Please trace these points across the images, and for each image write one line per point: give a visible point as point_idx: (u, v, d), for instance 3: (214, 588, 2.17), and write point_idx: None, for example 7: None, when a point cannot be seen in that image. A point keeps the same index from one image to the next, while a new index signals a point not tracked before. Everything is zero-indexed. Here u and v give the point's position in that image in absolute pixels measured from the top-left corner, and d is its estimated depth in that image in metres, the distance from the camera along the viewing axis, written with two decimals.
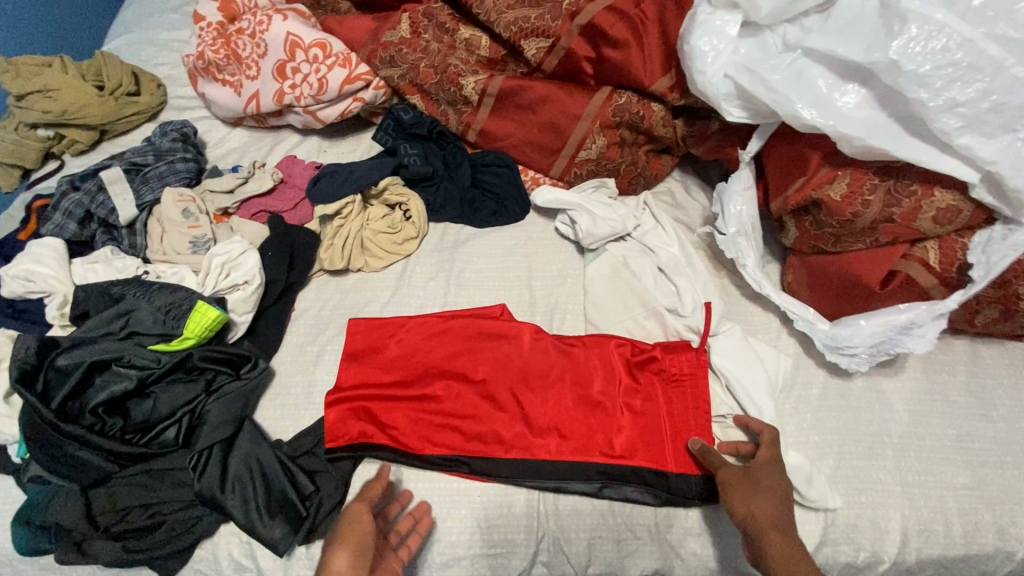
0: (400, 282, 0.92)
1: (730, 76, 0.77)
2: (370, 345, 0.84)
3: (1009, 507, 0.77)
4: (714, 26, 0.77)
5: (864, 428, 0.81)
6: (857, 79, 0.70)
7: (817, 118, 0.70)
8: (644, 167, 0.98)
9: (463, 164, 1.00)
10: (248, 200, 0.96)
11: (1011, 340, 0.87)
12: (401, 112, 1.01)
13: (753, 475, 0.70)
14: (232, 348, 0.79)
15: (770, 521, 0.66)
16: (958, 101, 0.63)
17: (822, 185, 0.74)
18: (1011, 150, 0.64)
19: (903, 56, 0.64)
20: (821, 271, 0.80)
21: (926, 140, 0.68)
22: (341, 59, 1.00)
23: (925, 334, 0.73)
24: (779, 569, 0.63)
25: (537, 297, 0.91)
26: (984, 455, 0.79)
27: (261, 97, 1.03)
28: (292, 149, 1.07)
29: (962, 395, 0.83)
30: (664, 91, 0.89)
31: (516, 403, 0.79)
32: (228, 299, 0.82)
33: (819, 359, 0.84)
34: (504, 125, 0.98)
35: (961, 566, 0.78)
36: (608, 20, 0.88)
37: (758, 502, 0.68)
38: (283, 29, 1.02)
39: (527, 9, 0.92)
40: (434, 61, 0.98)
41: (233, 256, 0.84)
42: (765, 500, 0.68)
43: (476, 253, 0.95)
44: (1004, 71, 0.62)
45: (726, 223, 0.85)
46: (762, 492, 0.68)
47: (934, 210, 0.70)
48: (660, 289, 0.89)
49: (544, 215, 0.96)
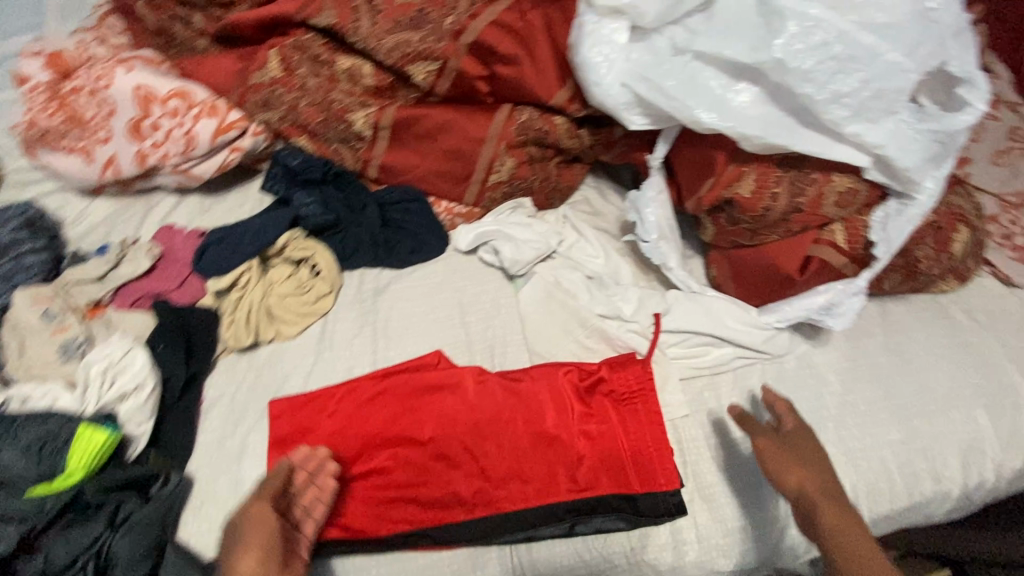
0: (322, 346, 0.84)
1: (627, 85, 0.75)
2: (301, 427, 0.77)
3: (937, 451, 0.84)
4: (603, 35, 0.75)
5: (805, 405, 0.84)
6: (747, 77, 0.71)
7: (717, 121, 0.70)
8: (558, 180, 0.95)
9: (368, 205, 0.92)
10: (124, 286, 0.83)
11: (911, 294, 0.94)
12: (287, 157, 0.92)
13: (794, 446, 0.71)
14: (134, 467, 0.69)
15: (817, 488, 0.67)
16: (842, 92, 0.65)
17: (732, 183, 0.75)
18: (895, 133, 0.66)
19: (787, 54, 0.65)
20: (742, 264, 0.81)
21: (818, 130, 0.69)
22: (207, 107, 0.89)
23: (844, 312, 0.77)
24: (830, 532, 0.63)
25: (473, 334, 0.87)
26: (909, 407, 0.85)
27: (119, 162, 0.89)
28: (168, 213, 0.94)
29: (882, 355, 0.88)
30: (564, 105, 0.86)
31: (470, 457, 0.75)
32: (119, 412, 0.71)
33: None
34: (405, 158, 0.91)
35: (907, 513, 0.84)
36: (495, 36, 0.84)
37: (802, 470, 0.68)
38: (130, 81, 0.89)
39: (407, 32, 0.85)
40: (315, 98, 0.89)
41: (115, 360, 0.72)
42: (807, 466, 0.69)
43: (400, 298, 0.89)
44: (879, 59, 0.64)
45: (646, 230, 0.85)
46: (804, 459, 0.69)
47: (835, 195, 0.72)
48: (596, 300, 0.86)
49: (464, 245, 0.92)
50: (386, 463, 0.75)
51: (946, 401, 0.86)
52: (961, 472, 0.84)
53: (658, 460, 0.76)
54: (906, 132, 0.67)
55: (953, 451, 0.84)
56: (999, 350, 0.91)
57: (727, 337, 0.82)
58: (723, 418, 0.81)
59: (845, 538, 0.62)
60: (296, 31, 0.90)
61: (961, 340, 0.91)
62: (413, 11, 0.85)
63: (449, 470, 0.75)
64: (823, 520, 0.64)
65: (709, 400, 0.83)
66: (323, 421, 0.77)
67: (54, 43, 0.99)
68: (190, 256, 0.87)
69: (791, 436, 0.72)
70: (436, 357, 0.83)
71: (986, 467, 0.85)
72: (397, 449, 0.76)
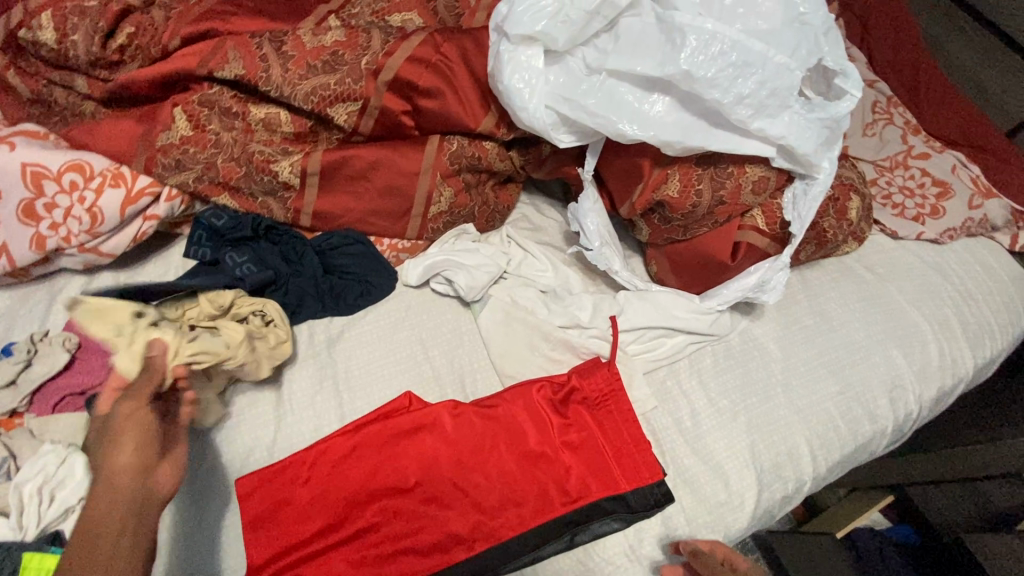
0: (282, 410, 0.80)
1: (550, 107, 0.78)
2: (277, 500, 0.73)
3: (869, 394, 0.94)
4: (520, 62, 0.77)
5: (756, 376, 0.90)
6: (659, 88, 0.76)
7: (640, 132, 0.75)
8: (496, 202, 0.97)
9: (307, 254, 0.89)
10: (39, 390, 0.74)
11: (823, 259, 1.05)
12: (211, 218, 0.87)
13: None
14: None
15: None
16: (744, 94, 0.72)
17: (659, 186, 0.81)
18: (792, 125, 0.75)
19: (692, 65, 0.71)
20: (680, 257, 0.87)
21: (727, 128, 0.76)
22: (111, 177, 0.82)
23: (774, 286, 0.85)
24: None
25: (440, 368, 0.86)
26: (841, 360, 0.95)
27: (12, 249, 0.81)
28: (79, 296, 0.85)
29: (810, 318, 0.98)
30: (492, 130, 0.89)
31: (460, 492, 0.75)
32: (66, 529, 0.65)
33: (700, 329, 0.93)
34: (338, 201, 0.89)
35: (855, 455, 0.93)
36: (414, 72, 0.84)
37: None
38: (14, 160, 0.80)
39: (322, 75, 0.83)
40: (232, 153, 0.85)
41: (51, 473, 0.65)
42: None
43: (357, 343, 0.86)
44: (771, 61, 0.72)
45: (589, 239, 0.88)
46: None
47: (750, 184, 0.80)
48: (553, 313, 0.89)
49: (416, 279, 0.90)
50: (375, 517, 0.73)
51: (868, 349, 0.97)
52: (890, 408, 0.95)
53: (639, 457, 0.79)
54: (800, 122, 0.75)
55: (881, 392, 0.95)
56: (899, 296, 1.04)
57: (680, 328, 0.88)
58: (688, 403, 0.86)
59: None
60: (201, 85, 0.85)
61: (869, 293, 1.03)
62: (325, 54, 0.84)
63: (441, 510, 0.74)
64: None
65: (672, 388, 0.87)
66: (300, 490, 0.74)
67: None
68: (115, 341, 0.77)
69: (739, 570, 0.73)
70: (406, 399, 0.81)
71: (907, 400, 0.97)
72: (384, 501, 0.74)
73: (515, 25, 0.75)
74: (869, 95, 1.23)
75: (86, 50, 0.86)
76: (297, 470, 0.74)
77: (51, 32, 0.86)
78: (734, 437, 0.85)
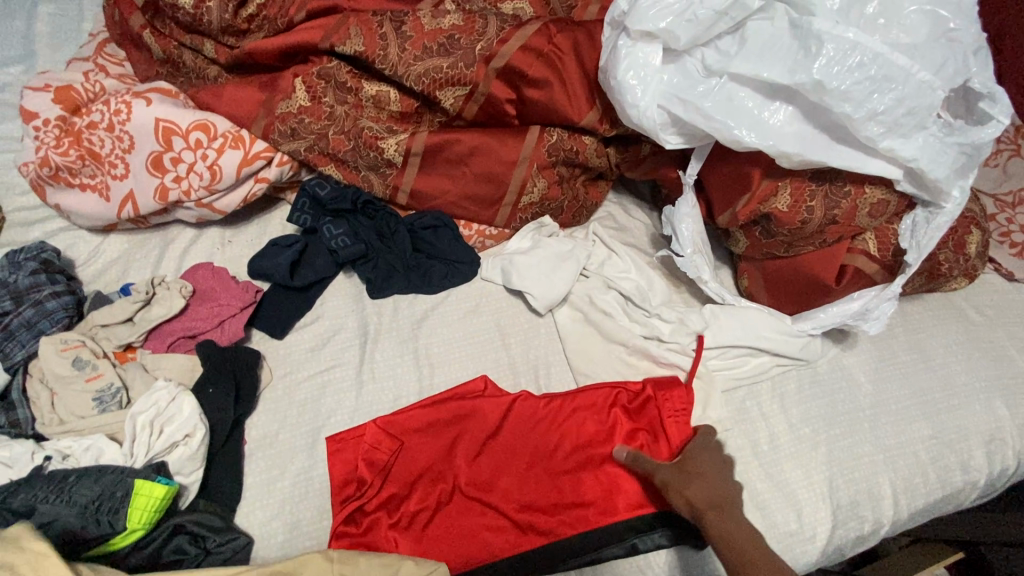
0: (362, 377, 0.82)
1: (663, 106, 0.77)
2: (357, 457, 0.75)
3: (964, 443, 0.88)
4: (638, 59, 0.77)
5: (842, 407, 0.86)
6: (781, 97, 0.73)
7: (757, 140, 0.73)
8: (585, 199, 0.97)
9: (399, 231, 0.90)
10: (156, 327, 0.81)
11: (926, 294, 0.98)
12: (316, 187, 0.90)
13: (688, 468, 0.73)
14: (205, 516, 0.69)
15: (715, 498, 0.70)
16: (878, 110, 0.68)
17: (767, 198, 0.77)
18: (925, 147, 0.70)
19: (826, 75, 0.68)
20: (776, 273, 0.84)
21: (851, 144, 0.72)
22: (231, 138, 0.87)
23: (878, 315, 0.80)
24: (692, 475, 0.72)
25: (517, 360, 0.86)
26: (936, 403, 0.89)
27: (138, 196, 0.87)
28: (188, 248, 0.92)
29: (906, 353, 0.92)
30: (593, 125, 0.88)
31: (539, 535, 0.74)
32: (169, 462, 0.70)
33: (782, 382, 0.87)
34: (435, 183, 0.90)
35: (942, 504, 0.87)
36: (526, 61, 0.85)
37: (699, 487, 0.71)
38: (148, 115, 0.86)
39: (437, 58, 0.85)
40: (342, 126, 0.88)
41: (163, 408, 0.71)
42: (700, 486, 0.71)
43: (444, 323, 0.88)
44: (912, 78, 0.67)
45: (681, 245, 0.87)
46: (701, 480, 0.72)
47: (867, 207, 0.76)
48: (632, 317, 0.88)
49: (500, 278, 0.91)
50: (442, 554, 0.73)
51: (967, 394, 0.91)
52: (986, 461, 0.88)
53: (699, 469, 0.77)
54: (935, 146, 0.70)
55: (978, 443, 0.89)
56: (1008, 343, 0.96)
57: (766, 348, 0.85)
58: (767, 426, 0.83)
59: (701, 479, 0.72)
60: (321, 59, 0.89)
61: (976, 336, 0.96)
62: (441, 37, 0.85)
63: (505, 497, 0.76)
64: (696, 470, 0.73)
65: (751, 408, 0.84)
66: (371, 457, 0.75)
67: (56, 76, 0.96)
68: (238, 300, 0.83)
69: (690, 464, 0.74)
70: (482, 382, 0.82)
71: (1006, 455, 0.90)
72: (451, 488, 0.76)
73: (638, 21, 0.74)
74: (1019, 113, 1.05)
75: (220, 16, 0.90)
76: (378, 427, 0.77)
77: None
78: (812, 467, 0.82)
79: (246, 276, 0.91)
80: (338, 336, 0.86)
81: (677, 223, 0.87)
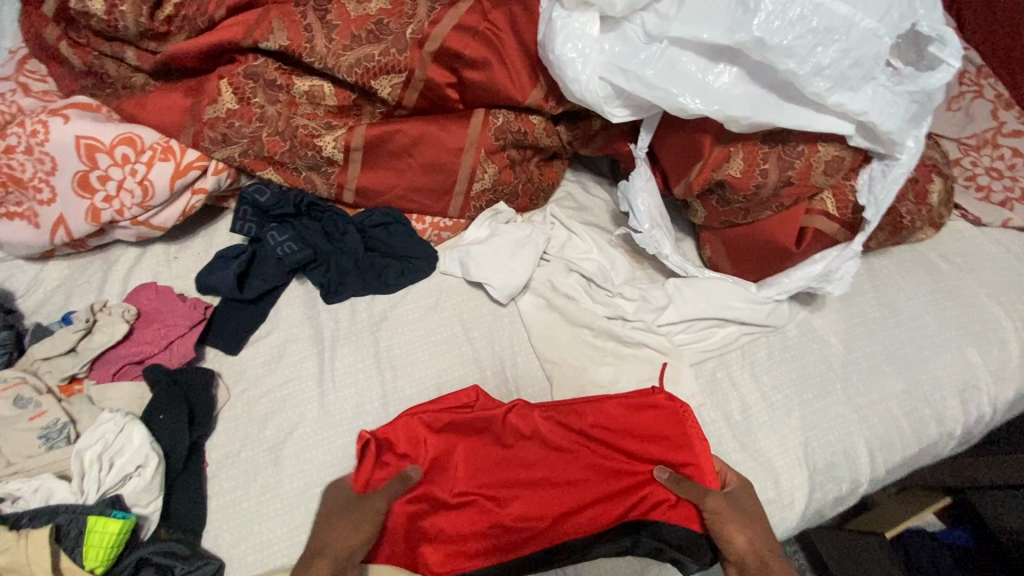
0: (323, 386, 0.80)
1: (605, 78, 0.74)
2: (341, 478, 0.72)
3: (937, 394, 0.88)
4: (574, 29, 0.73)
5: (813, 370, 0.85)
6: (725, 58, 0.70)
7: (702, 105, 0.70)
8: (540, 180, 0.94)
9: (348, 231, 0.87)
10: (101, 356, 0.77)
11: (893, 247, 0.97)
12: (255, 193, 0.86)
13: (740, 504, 0.71)
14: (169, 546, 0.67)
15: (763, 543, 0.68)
16: (823, 64, 0.65)
17: (720, 165, 0.75)
18: (874, 99, 0.67)
19: (767, 31, 0.64)
20: (738, 242, 0.81)
21: (800, 102, 0.70)
22: (160, 150, 0.83)
23: (842, 276, 0.78)
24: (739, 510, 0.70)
25: (482, 354, 0.84)
26: (907, 357, 0.88)
27: (69, 220, 0.83)
28: (132, 268, 0.88)
29: (875, 310, 0.91)
30: (539, 103, 0.84)
31: (546, 543, 0.73)
32: (124, 495, 0.67)
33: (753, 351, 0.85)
34: (381, 178, 0.87)
35: (919, 457, 0.87)
36: (461, 42, 0.81)
37: (746, 528, 0.69)
38: (69, 133, 0.82)
39: (368, 46, 0.81)
40: (277, 127, 0.84)
41: (111, 441, 0.69)
42: (750, 526, 0.69)
43: (403, 322, 0.85)
44: (856, 27, 0.65)
45: (639, 220, 0.84)
46: (748, 518, 0.70)
47: (823, 165, 0.74)
48: (596, 299, 0.86)
49: (458, 271, 0.88)
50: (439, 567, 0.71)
51: (938, 345, 0.90)
52: (960, 410, 0.88)
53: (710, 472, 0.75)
54: (885, 97, 0.68)
55: (951, 393, 0.88)
56: (977, 289, 0.95)
57: (732, 318, 0.83)
58: (738, 396, 0.82)
59: (748, 515, 0.70)
60: (247, 57, 0.84)
61: (944, 285, 0.95)
62: (370, 23, 0.81)
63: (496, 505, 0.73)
64: (743, 506, 0.71)
65: (722, 380, 0.83)
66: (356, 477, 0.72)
67: None
68: (185, 319, 0.80)
69: (737, 495, 0.72)
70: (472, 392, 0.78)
71: (980, 401, 0.89)
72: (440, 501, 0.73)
73: None
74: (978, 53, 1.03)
75: (135, 20, 0.85)
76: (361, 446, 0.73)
77: (100, 2, 0.84)
78: (786, 434, 0.81)
79: (194, 292, 0.87)
80: (295, 346, 0.83)
81: (634, 198, 0.84)
